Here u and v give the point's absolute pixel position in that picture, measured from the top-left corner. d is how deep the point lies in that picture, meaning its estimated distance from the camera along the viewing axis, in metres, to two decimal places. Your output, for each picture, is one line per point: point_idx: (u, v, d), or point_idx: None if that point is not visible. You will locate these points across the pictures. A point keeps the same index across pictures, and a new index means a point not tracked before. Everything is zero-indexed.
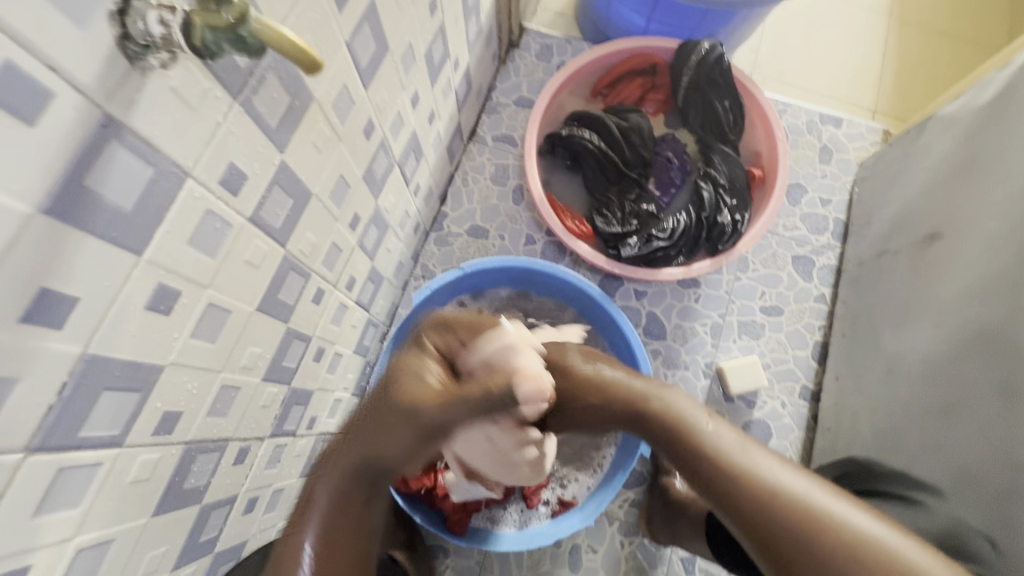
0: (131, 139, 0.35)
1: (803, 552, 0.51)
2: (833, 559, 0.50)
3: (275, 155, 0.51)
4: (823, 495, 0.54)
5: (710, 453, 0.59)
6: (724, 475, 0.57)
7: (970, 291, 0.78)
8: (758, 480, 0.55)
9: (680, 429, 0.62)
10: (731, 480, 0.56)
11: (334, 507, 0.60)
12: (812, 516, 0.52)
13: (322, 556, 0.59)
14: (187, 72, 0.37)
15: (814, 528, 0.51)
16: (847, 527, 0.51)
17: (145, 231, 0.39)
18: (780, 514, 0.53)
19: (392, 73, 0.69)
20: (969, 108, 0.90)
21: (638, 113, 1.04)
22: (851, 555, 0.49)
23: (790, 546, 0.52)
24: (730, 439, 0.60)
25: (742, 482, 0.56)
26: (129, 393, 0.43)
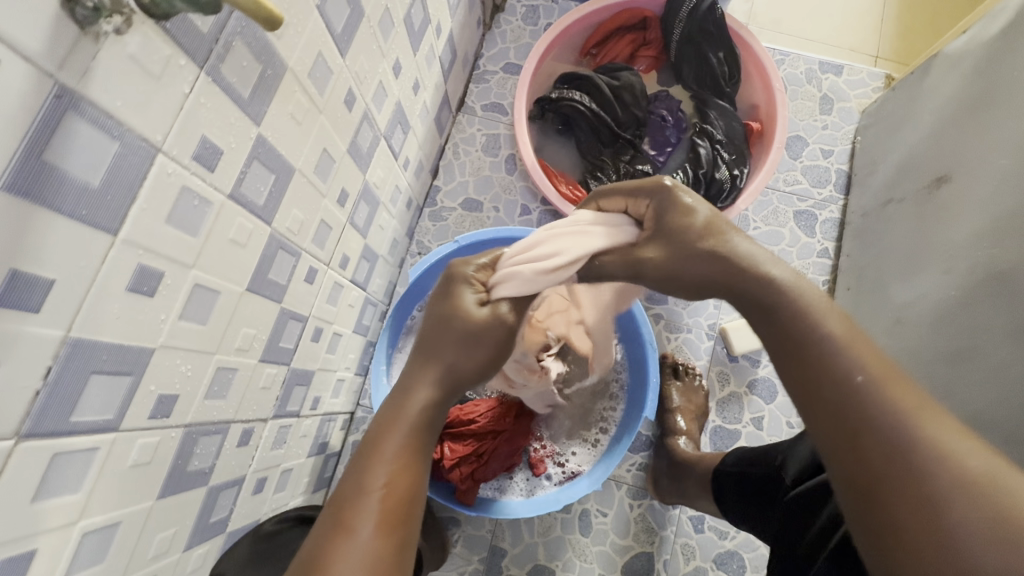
0: (90, 111, 0.33)
1: (914, 514, 0.36)
2: (958, 529, 0.35)
3: (252, 128, 0.49)
4: (977, 453, 0.37)
5: (827, 362, 0.42)
6: (841, 395, 0.41)
7: (983, 234, 0.76)
8: (895, 407, 0.39)
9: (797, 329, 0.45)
10: (849, 401, 0.40)
11: (411, 452, 0.49)
12: (941, 469, 0.36)
13: (387, 509, 0.46)
14: (145, 37, 0.35)
15: (949, 486, 0.36)
16: (992, 493, 0.35)
17: (118, 209, 0.37)
18: (911, 460, 0.37)
19: (370, 40, 0.67)
20: (976, 44, 0.86)
21: (629, 71, 1.01)
22: (982, 530, 0.34)
23: (898, 504, 0.37)
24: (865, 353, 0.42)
25: (858, 408, 0.40)
26: (120, 377, 0.42)
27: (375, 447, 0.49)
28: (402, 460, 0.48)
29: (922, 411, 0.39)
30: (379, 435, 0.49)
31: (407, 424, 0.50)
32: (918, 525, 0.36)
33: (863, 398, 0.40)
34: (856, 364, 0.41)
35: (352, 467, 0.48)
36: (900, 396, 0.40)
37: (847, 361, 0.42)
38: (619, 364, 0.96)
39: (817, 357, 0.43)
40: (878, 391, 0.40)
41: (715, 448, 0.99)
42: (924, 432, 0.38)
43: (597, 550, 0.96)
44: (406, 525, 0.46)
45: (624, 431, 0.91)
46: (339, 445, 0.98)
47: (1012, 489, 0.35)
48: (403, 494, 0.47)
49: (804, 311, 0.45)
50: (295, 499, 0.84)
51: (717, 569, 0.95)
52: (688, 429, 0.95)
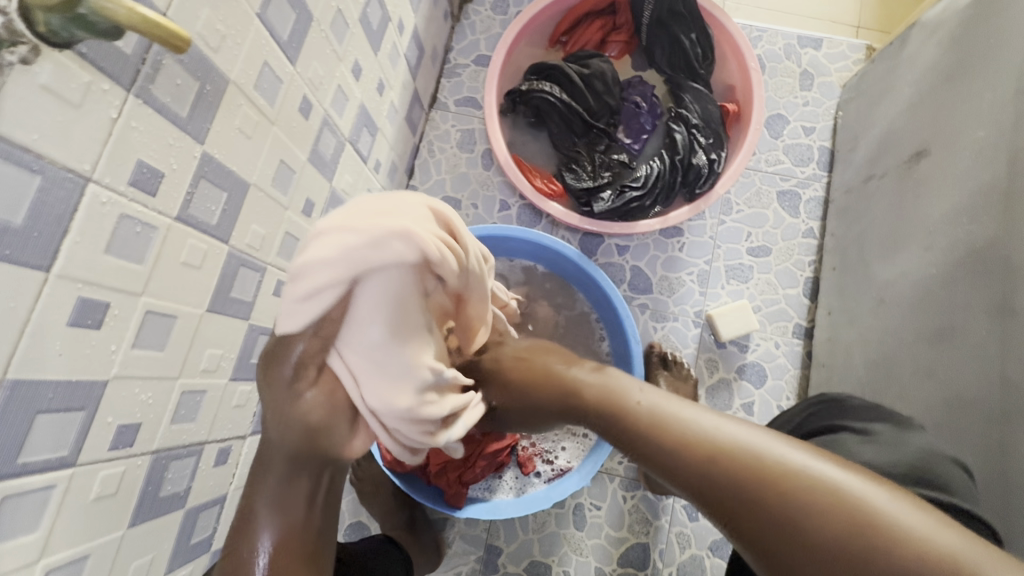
0: (1, 146, 0.32)
1: (773, 536, 0.38)
2: (811, 540, 0.36)
3: (195, 147, 0.47)
4: (791, 455, 0.40)
5: (653, 434, 0.46)
6: (671, 458, 0.44)
7: (960, 208, 0.75)
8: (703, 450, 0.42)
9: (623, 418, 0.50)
10: (677, 462, 0.43)
11: (284, 529, 0.47)
12: (772, 485, 0.38)
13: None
14: (57, 65, 0.34)
15: (789, 501, 0.37)
16: (819, 490, 0.37)
17: (47, 244, 0.36)
18: (744, 496, 0.39)
19: (322, 44, 0.65)
20: (953, 10, 0.84)
21: (600, 58, 0.98)
22: (832, 531, 0.36)
23: (760, 531, 0.38)
24: (673, 410, 0.47)
25: (690, 461, 0.42)
26: (71, 413, 0.41)
27: (247, 528, 0.47)
28: (275, 535, 0.47)
29: (735, 435, 0.42)
30: (249, 514, 0.48)
31: (270, 498, 0.47)
32: (781, 546, 0.37)
33: (687, 455, 0.43)
34: (670, 425, 0.46)
35: (232, 539, 0.48)
36: (708, 428, 0.44)
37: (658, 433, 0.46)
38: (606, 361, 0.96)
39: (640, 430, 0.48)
40: (696, 438, 0.43)
41: None
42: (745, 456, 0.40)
43: (593, 543, 0.96)
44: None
45: None
46: None
47: (830, 480, 0.37)
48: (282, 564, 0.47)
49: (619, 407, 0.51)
50: None
51: (713, 555, 0.95)
52: None
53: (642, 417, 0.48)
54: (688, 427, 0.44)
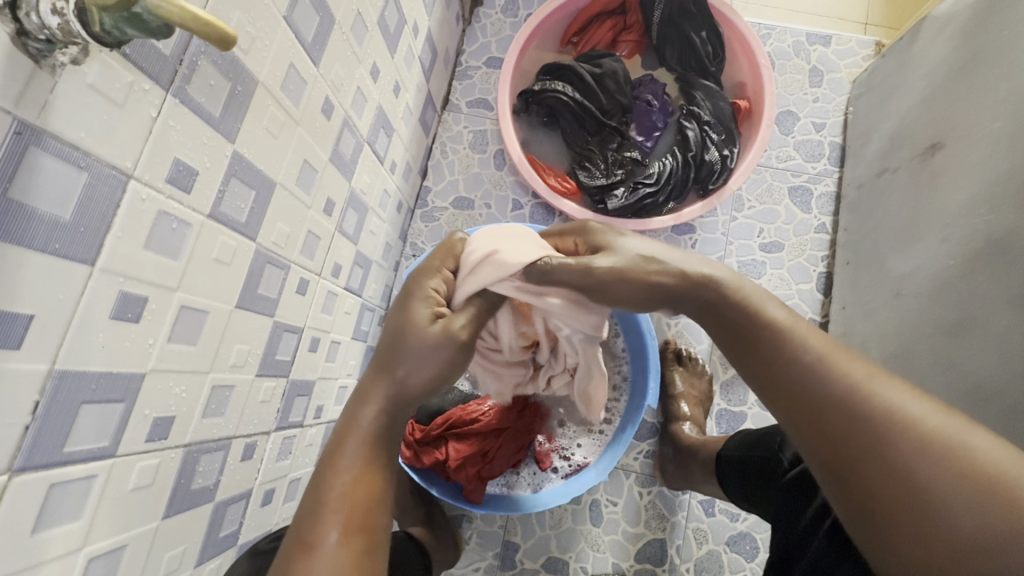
0: (53, 144, 0.33)
1: (882, 479, 0.40)
2: (924, 489, 0.38)
3: (226, 146, 0.49)
4: (932, 415, 0.40)
5: (777, 351, 0.46)
6: (793, 377, 0.45)
7: (977, 200, 0.75)
8: (847, 383, 0.42)
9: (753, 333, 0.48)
10: (800, 386, 0.44)
11: (374, 460, 0.49)
12: (915, 443, 0.39)
13: (351, 522, 0.45)
14: (103, 65, 0.35)
15: (913, 455, 0.39)
16: (950, 453, 0.38)
17: (93, 239, 0.38)
18: (862, 435, 0.41)
19: (344, 46, 0.66)
20: (965, 4, 0.84)
21: (611, 57, 0.99)
22: (944, 486, 0.37)
23: (867, 473, 0.40)
24: (810, 337, 0.46)
25: (810, 393, 0.44)
26: (111, 405, 0.42)
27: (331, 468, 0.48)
28: (361, 468, 0.48)
29: (875, 381, 0.42)
30: (330, 454, 0.49)
31: (362, 433, 0.50)
32: (885, 478, 0.39)
33: (811, 381, 0.44)
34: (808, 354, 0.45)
35: (302, 511, 0.46)
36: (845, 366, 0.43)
37: (805, 358, 0.45)
38: (620, 357, 0.95)
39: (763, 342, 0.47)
40: (830, 366, 0.44)
41: (722, 431, 0.99)
42: (876, 404, 0.41)
43: (610, 539, 0.96)
44: (370, 533, 0.46)
45: (628, 421, 0.90)
46: None
47: (969, 447, 0.38)
48: (367, 494, 0.47)
49: (758, 316, 0.48)
50: None
51: (730, 550, 0.95)
52: (692, 413, 0.95)
53: (775, 332, 0.47)
54: (841, 365, 0.43)
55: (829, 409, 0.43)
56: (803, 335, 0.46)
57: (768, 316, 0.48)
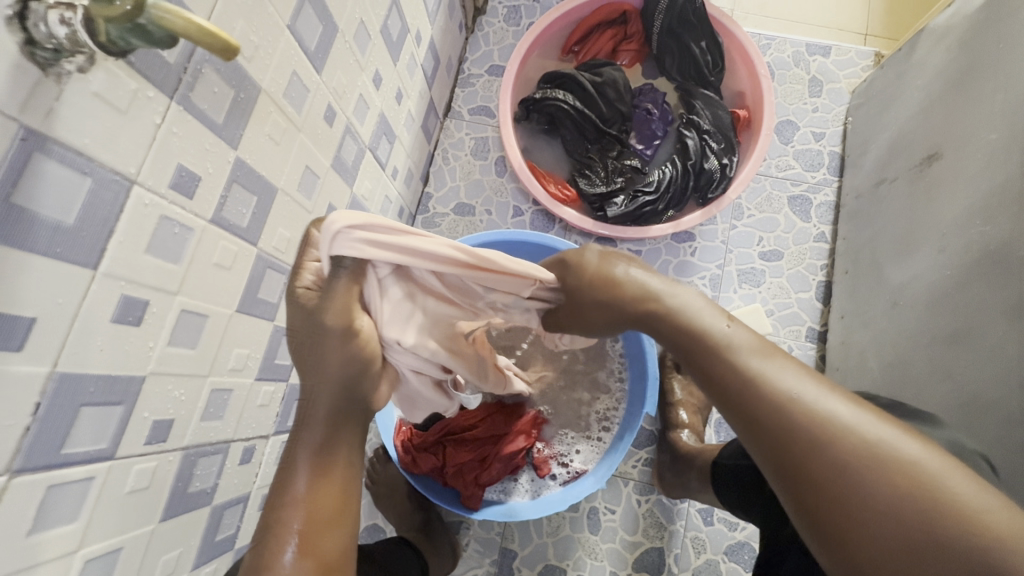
0: (57, 150, 0.34)
1: (833, 500, 0.39)
2: (873, 505, 0.38)
3: (228, 152, 0.49)
4: (868, 425, 0.40)
5: (728, 367, 0.45)
6: (741, 397, 0.44)
7: (974, 210, 0.75)
8: (790, 404, 0.42)
9: (701, 351, 0.47)
10: (752, 406, 0.43)
11: (328, 475, 0.48)
12: (857, 461, 0.39)
13: (308, 537, 0.45)
14: (109, 74, 0.36)
15: (859, 473, 0.39)
16: (891, 466, 0.38)
17: (95, 243, 0.38)
18: (808, 456, 0.40)
19: (347, 54, 0.67)
20: (962, 16, 0.85)
21: (611, 67, 1.00)
22: (890, 502, 0.38)
23: (818, 493, 0.40)
24: (755, 354, 0.45)
25: (761, 409, 0.43)
26: (111, 407, 0.43)
27: (284, 485, 0.47)
28: (314, 483, 0.47)
29: (813, 396, 0.42)
30: (282, 471, 0.48)
31: (307, 448, 0.48)
32: (835, 501, 0.39)
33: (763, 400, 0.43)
34: (757, 371, 0.44)
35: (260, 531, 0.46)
36: (786, 383, 0.43)
37: (748, 378, 0.44)
38: (619, 363, 0.95)
39: (709, 359, 0.46)
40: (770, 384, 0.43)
41: (721, 440, 0.99)
42: (813, 412, 0.41)
43: (608, 547, 0.96)
44: (328, 553, 0.45)
45: (626, 428, 0.91)
46: None
47: (909, 462, 0.38)
48: (325, 513, 0.46)
49: (704, 331, 0.48)
50: None
51: (728, 560, 0.95)
52: (691, 421, 0.95)
53: (717, 351, 0.46)
54: (779, 381, 0.43)
55: (776, 433, 0.42)
56: (751, 350, 0.45)
57: (716, 333, 0.47)
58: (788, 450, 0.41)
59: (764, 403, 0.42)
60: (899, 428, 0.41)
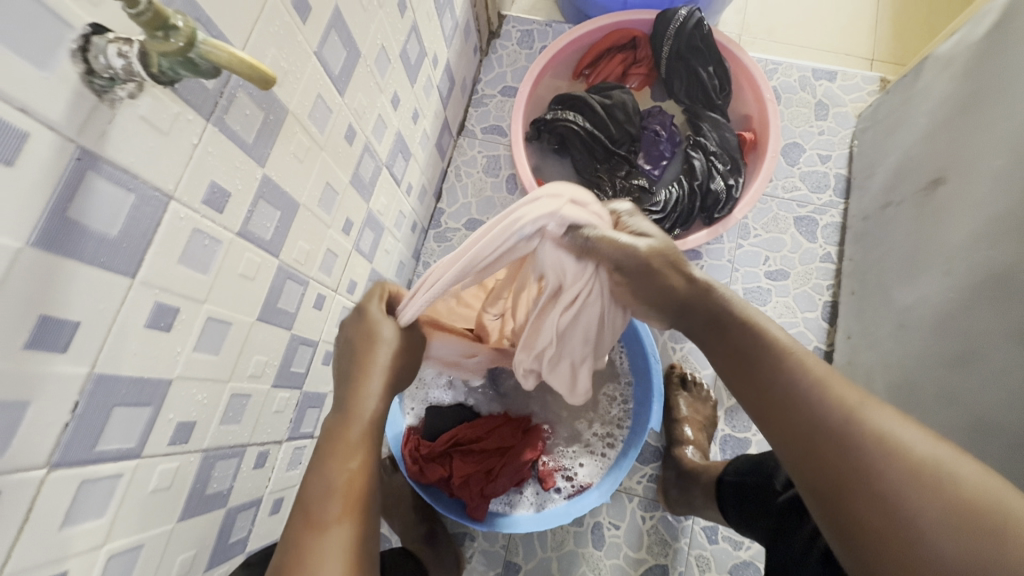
0: (107, 168, 0.37)
1: (875, 502, 0.42)
2: (915, 512, 0.40)
3: (257, 169, 0.52)
4: (921, 441, 0.43)
5: (785, 378, 0.50)
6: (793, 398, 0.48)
7: (978, 234, 0.77)
8: (840, 409, 0.46)
9: (758, 354, 0.52)
10: (805, 406, 0.48)
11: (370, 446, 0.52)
12: (902, 468, 0.42)
13: (351, 502, 0.48)
14: (155, 98, 0.39)
15: (904, 479, 0.41)
16: (939, 480, 0.41)
17: (134, 253, 0.41)
18: (855, 458, 0.44)
19: (368, 77, 0.71)
20: (965, 45, 0.87)
21: (620, 89, 1.03)
22: (932, 509, 0.40)
23: (862, 494, 0.43)
24: (814, 364, 0.49)
25: (812, 409, 0.47)
26: (140, 408, 0.45)
27: (334, 446, 0.51)
28: (363, 450, 0.51)
29: (866, 406, 0.46)
30: (328, 441, 0.51)
31: (361, 421, 0.52)
32: (872, 501, 0.42)
33: (817, 404, 0.47)
34: (818, 382, 0.48)
35: (303, 493, 0.48)
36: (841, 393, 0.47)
37: (803, 383, 0.49)
38: (626, 378, 0.97)
39: (767, 365, 0.51)
40: (824, 391, 0.47)
41: (726, 457, 0.99)
42: (864, 420, 0.45)
43: (611, 563, 0.96)
44: (371, 521, 0.48)
45: (631, 442, 0.91)
46: None
47: (959, 477, 0.41)
48: (362, 486, 0.49)
49: (765, 341, 0.52)
50: None
51: None
52: (696, 438, 0.96)
53: (776, 357, 0.51)
54: (835, 390, 0.47)
55: (822, 433, 0.46)
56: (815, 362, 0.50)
57: (782, 344, 0.52)
58: (833, 451, 0.45)
59: (815, 404, 0.47)
60: (958, 448, 0.43)
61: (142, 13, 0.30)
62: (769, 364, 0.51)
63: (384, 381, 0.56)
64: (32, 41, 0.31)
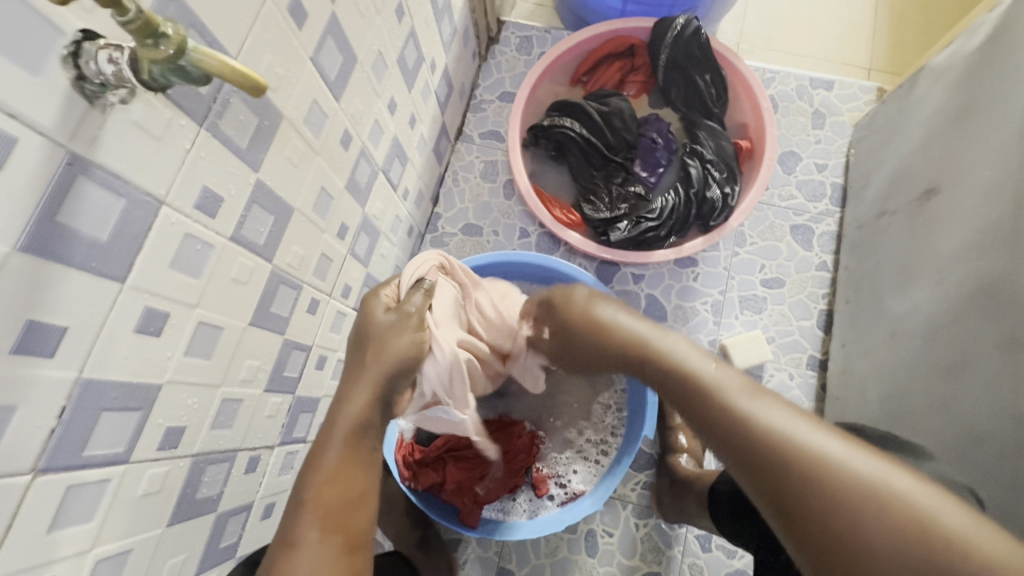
0: (98, 173, 0.37)
1: (824, 527, 0.44)
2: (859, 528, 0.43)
3: (250, 174, 0.53)
4: (849, 455, 0.46)
5: (714, 405, 0.52)
6: (729, 432, 0.50)
7: (969, 245, 0.77)
8: (770, 436, 0.48)
9: (692, 388, 0.55)
10: (741, 437, 0.49)
11: (351, 458, 0.54)
12: (838, 486, 0.44)
13: (329, 513, 0.50)
14: (147, 104, 0.39)
15: (838, 498, 0.44)
16: (872, 492, 0.43)
17: (124, 258, 0.41)
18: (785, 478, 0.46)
19: (365, 83, 0.71)
20: (959, 57, 0.88)
21: (618, 97, 1.04)
22: (876, 522, 0.42)
23: (811, 522, 0.44)
24: (742, 393, 0.52)
25: (748, 439, 0.49)
26: (129, 413, 0.45)
27: (317, 459, 0.53)
28: (343, 460, 0.53)
29: (794, 428, 0.48)
30: (317, 449, 0.54)
31: (344, 428, 0.55)
32: (819, 522, 0.44)
33: (746, 436, 0.49)
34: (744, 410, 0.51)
35: (290, 511, 0.51)
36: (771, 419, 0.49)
37: (734, 413, 0.51)
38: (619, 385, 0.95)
39: (700, 399, 0.54)
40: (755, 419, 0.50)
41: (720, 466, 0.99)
42: (795, 443, 0.47)
43: (605, 570, 0.96)
44: (353, 531, 0.50)
45: (626, 448, 0.91)
46: None
47: (889, 487, 0.43)
48: (342, 493, 0.51)
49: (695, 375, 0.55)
50: None
51: None
52: (689, 445, 0.96)
53: (708, 391, 0.53)
54: (763, 416, 0.49)
55: (760, 461, 0.48)
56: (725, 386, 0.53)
57: (705, 375, 0.55)
58: (774, 478, 0.47)
59: (746, 432, 0.49)
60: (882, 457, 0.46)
61: (131, 21, 0.30)
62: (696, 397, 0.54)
63: (374, 386, 0.58)
64: (21, 48, 0.31)
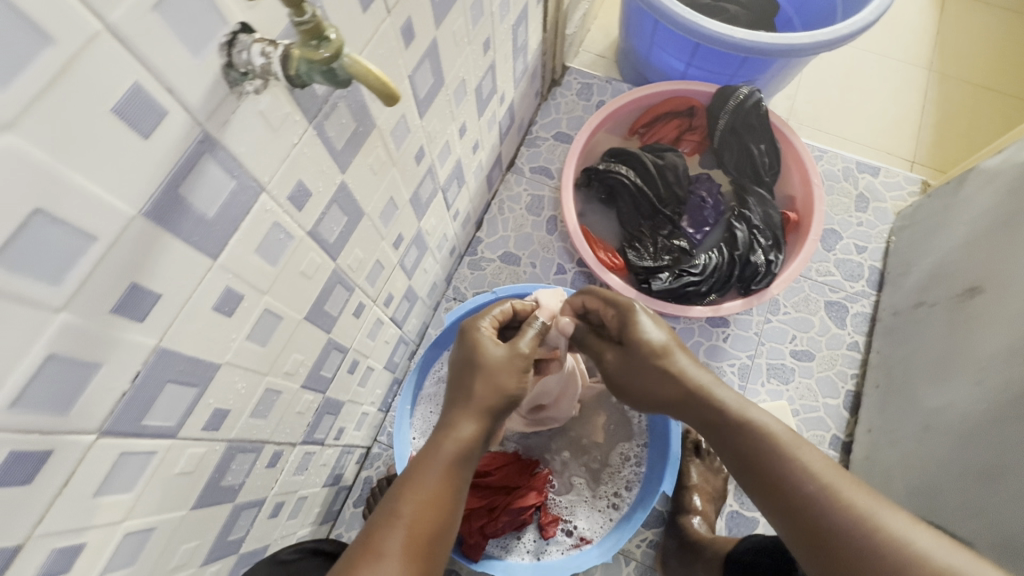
0: (220, 154, 0.38)
1: None
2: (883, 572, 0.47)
3: (337, 175, 0.54)
4: (925, 537, 0.47)
5: (783, 469, 0.55)
6: (796, 494, 0.53)
7: (1011, 348, 0.77)
8: (840, 505, 0.51)
9: (762, 443, 0.57)
10: (809, 500, 0.52)
11: (446, 493, 0.56)
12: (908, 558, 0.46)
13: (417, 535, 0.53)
14: (274, 97, 0.41)
15: (878, 546, 0.48)
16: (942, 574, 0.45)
17: (222, 237, 0.42)
18: (823, 518, 0.51)
19: (445, 105, 0.74)
20: (1011, 164, 0.90)
21: (674, 153, 1.07)
22: None
23: None
24: (812, 459, 0.54)
25: (816, 504, 0.52)
26: (187, 388, 0.45)
27: (417, 483, 0.56)
28: (436, 492, 0.56)
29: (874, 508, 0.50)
30: (414, 472, 0.57)
31: (443, 458, 0.58)
32: None
33: (807, 481, 0.53)
34: (793, 449, 0.56)
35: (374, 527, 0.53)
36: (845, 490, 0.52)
37: (797, 475, 0.54)
38: (639, 438, 0.97)
39: (765, 458, 0.56)
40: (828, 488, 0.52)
41: (731, 534, 0.96)
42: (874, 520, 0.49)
43: None
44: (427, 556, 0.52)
45: (640, 503, 0.90)
46: (351, 478, 0.99)
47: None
48: (421, 537, 0.53)
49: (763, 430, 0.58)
50: (303, 529, 0.85)
51: None
52: (704, 509, 0.93)
53: (774, 448, 0.56)
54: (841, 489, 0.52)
55: (828, 523, 0.50)
56: (777, 428, 0.58)
57: (774, 434, 0.57)
58: (843, 540, 0.49)
59: (817, 496, 0.52)
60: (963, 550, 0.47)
61: (304, 23, 0.33)
62: (748, 430, 0.58)
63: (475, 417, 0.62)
64: (192, 32, 0.33)
